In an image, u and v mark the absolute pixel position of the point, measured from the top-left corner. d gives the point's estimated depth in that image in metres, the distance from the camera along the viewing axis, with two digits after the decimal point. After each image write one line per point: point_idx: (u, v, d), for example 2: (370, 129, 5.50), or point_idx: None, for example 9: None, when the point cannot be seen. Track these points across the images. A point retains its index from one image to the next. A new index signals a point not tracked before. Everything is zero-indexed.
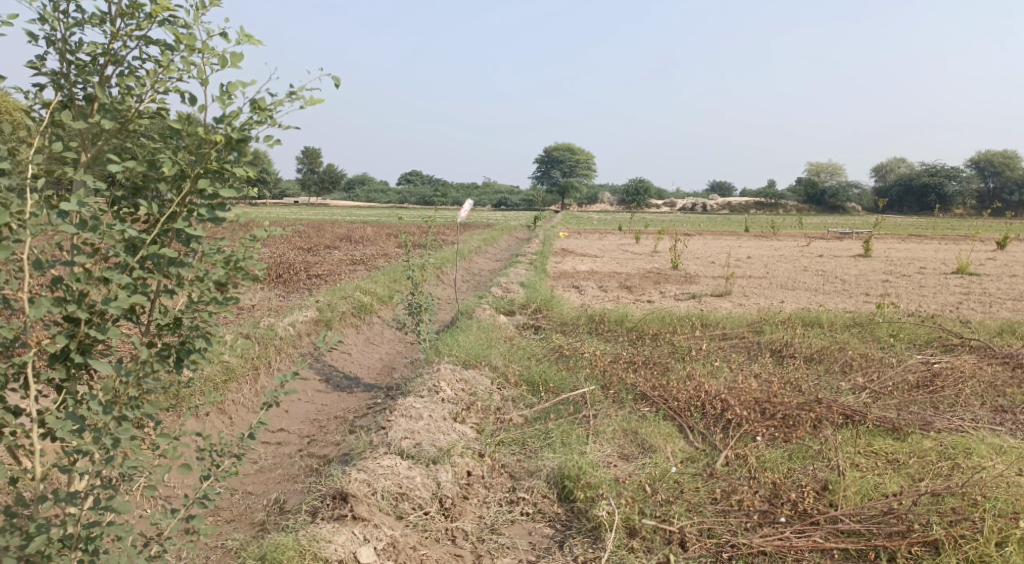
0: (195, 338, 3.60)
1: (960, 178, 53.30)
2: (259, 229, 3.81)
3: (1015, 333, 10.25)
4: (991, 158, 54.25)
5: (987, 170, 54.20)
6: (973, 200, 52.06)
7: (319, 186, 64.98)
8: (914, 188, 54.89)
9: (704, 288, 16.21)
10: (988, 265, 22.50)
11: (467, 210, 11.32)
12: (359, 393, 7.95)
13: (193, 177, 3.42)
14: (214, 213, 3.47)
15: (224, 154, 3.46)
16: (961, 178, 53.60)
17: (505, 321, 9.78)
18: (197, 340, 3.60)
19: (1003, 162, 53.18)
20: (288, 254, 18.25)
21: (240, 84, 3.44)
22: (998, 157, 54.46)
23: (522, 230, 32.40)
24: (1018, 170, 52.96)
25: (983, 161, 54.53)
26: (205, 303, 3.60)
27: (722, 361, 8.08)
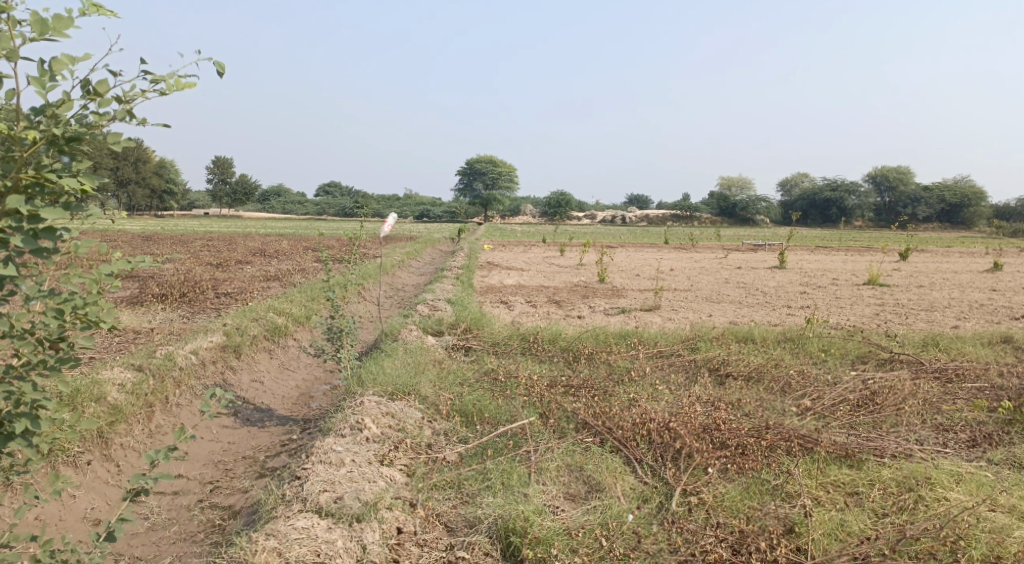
0: (18, 420, 3.57)
1: (858, 193, 55.48)
2: (102, 273, 3.76)
3: (940, 344, 10.30)
4: (888, 173, 56.73)
5: (884, 185, 56.53)
6: (870, 214, 54.30)
7: (232, 197, 62.76)
8: (818, 203, 56.89)
9: (632, 302, 15.99)
10: (899, 276, 23.14)
11: (390, 224, 10.65)
12: (272, 428, 7.30)
13: (9, 189, 3.57)
14: (33, 236, 3.59)
15: (49, 156, 3.65)
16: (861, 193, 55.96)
17: (432, 341, 9.24)
18: (20, 423, 3.57)
19: (898, 177, 55.57)
20: (197, 271, 17.21)
21: (70, 65, 3.28)
22: (894, 171, 56.98)
23: (445, 242, 31.80)
24: (912, 185, 55.47)
25: (880, 176, 56.90)
26: (33, 368, 3.64)
27: (661, 384, 7.74)
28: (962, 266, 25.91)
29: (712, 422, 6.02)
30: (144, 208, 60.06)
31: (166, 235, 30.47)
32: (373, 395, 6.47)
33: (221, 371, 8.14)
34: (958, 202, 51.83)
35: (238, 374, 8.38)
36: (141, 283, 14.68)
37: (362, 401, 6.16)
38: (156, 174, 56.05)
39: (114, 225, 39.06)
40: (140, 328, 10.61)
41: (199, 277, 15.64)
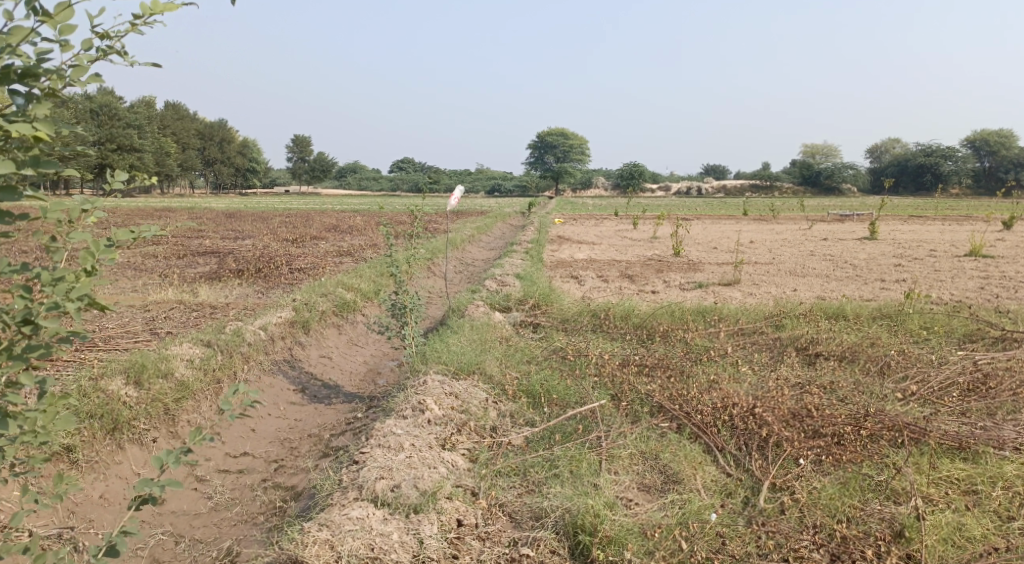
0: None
1: (953, 158, 52.51)
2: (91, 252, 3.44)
3: None
4: (988, 136, 53.42)
5: (982, 149, 53.30)
6: (966, 180, 51.34)
7: (310, 174, 63.82)
8: (910, 169, 54.10)
9: (711, 276, 15.34)
10: (1000, 247, 21.69)
11: (457, 197, 10.30)
12: (338, 404, 7.07)
13: None
14: None
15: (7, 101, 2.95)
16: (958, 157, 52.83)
17: (501, 317, 8.90)
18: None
19: (997, 141, 52.23)
20: (272, 246, 17.33)
21: None
22: (994, 135, 53.62)
23: (517, 217, 31.47)
24: (1014, 148, 52.11)
25: (977, 140, 53.64)
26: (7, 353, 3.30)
27: (745, 365, 7.21)
28: None
29: (802, 408, 5.52)
30: (227, 186, 61.68)
31: (246, 212, 31.04)
32: (437, 375, 6.18)
33: (289, 347, 7.96)
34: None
35: (305, 350, 8.21)
36: (216, 259, 14.81)
37: (425, 379, 5.86)
38: (238, 152, 57.38)
39: (197, 203, 40.21)
40: (214, 304, 10.59)
41: (274, 253, 15.71)
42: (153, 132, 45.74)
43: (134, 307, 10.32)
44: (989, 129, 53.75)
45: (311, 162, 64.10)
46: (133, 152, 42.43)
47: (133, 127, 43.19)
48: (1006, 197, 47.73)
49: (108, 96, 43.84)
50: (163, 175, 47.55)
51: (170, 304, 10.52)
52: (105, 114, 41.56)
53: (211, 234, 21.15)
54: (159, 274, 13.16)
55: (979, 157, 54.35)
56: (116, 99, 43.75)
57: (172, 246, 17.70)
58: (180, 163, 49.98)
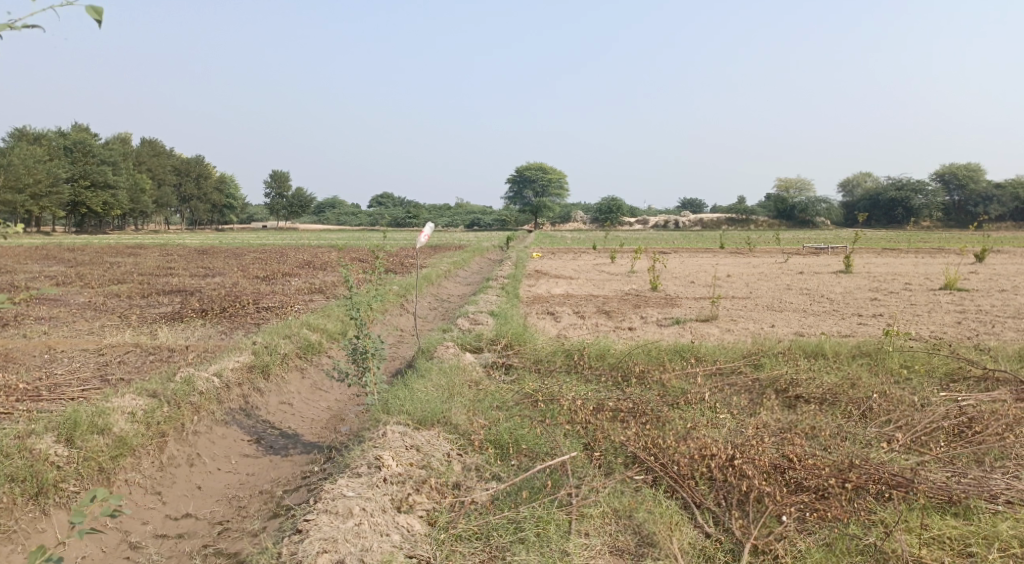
0: None
1: (924, 191, 53.13)
2: None
3: None
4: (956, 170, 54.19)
5: (952, 183, 53.97)
6: (938, 213, 51.94)
7: (288, 209, 63.39)
8: (882, 202, 54.70)
9: (688, 312, 15.11)
10: (975, 280, 21.70)
11: (426, 234, 9.97)
12: (296, 455, 6.67)
13: None
14: None
15: None
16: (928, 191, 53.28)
17: (471, 359, 8.57)
18: None
19: (967, 174, 52.89)
20: (242, 284, 16.91)
21: None
22: (962, 168, 54.38)
23: (495, 251, 31.17)
24: (982, 182, 52.87)
25: (947, 174, 54.33)
26: None
27: (724, 409, 6.93)
28: None
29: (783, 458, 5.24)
30: (203, 222, 61.04)
31: (220, 248, 30.53)
32: (398, 425, 5.82)
33: (246, 394, 7.57)
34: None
35: (264, 397, 7.82)
36: (182, 299, 14.37)
37: (385, 430, 5.51)
38: (214, 187, 56.86)
39: (172, 239, 39.62)
40: (174, 347, 10.17)
41: (242, 291, 15.28)
42: (127, 168, 45.16)
43: (88, 350, 9.88)
44: (959, 163, 54.49)
45: (288, 197, 63.67)
46: (107, 189, 41.85)
47: (107, 163, 42.62)
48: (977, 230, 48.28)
49: (82, 132, 43.27)
50: (137, 211, 46.97)
51: (127, 347, 10.08)
52: (78, 151, 41.00)
53: (181, 271, 20.66)
54: (119, 315, 12.70)
55: (949, 190, 55.16)
56: (89, 135, 43.20)
57: (139, 285, 17.22)
58: (155, 199, 49.44)
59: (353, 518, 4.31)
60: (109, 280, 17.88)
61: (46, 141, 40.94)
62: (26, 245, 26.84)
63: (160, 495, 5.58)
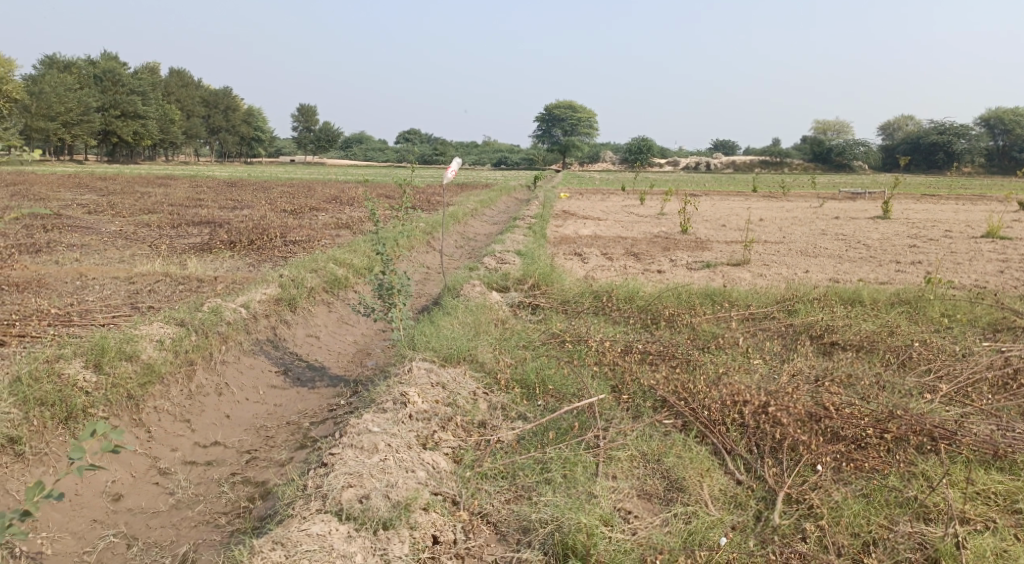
0: None
1: (967, 136, 51.47)
2: None
3: None
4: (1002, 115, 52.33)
5: (997, 128, 52.19)
6: (980, 158, 50.39)
7: (316, 143, 63.11)
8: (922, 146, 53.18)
9: (719, 256, 14.84)
10: (1017, 228, 21.09)
11: (454, 169, 9.76)
12: (323, 388, 6.66)
13: None
14: None
15: None
16: (971, 135, 51.67)
17: (498, 298, 8.45)
18: None
19: (1013, 119, 51.06)
20: (270, 217, 16.86)
21: None
22: (1009, 112, 52.49)
23: (522, 191, 30.85)
24: None
25: (992, 118, 52.49)
26: None
27: (755, 354, 6.78)
28: None
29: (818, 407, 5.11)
30: (232, 154, 61.03)
31: (248, 182, 30.50)
32: (425, 362, 5.76)
33: (273, 327, 7.54)
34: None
35: (291, 330, 7.79)
36: (210, 230, 14.35)
37: (412, 367, 5.44)
38: (243, 120, 56.64)
39: (200, 171, 39.62)
40: (202, 277, 10.16)
41: (269, 224, 15.23)
42: (157, 98, 45.03)
43: (118, 279, 9.90)
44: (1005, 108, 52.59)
45: (316, 131, 63.34)
46: (137, 119, 41.84)
47: (137, 93, 42.48)
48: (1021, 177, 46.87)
49: (111, 61, 43.05)
50: (167, 142, 47.03)
51: (156, 277, 10.09)
52: (107, 79, 40.86)
53: (209, 203, 20.66)
54: (148, 245, 12.72)
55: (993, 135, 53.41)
56: (118, 64, 42.99)
57: (167, 215, 17.24)
58: (185, 131, 49.42)
59: (379, 454, 4.25)
60: (138, 210, 17.92)
61: (76, 69, 40.82)
62: (58, 174, 27.01)
63: (188, 422, 5.60)
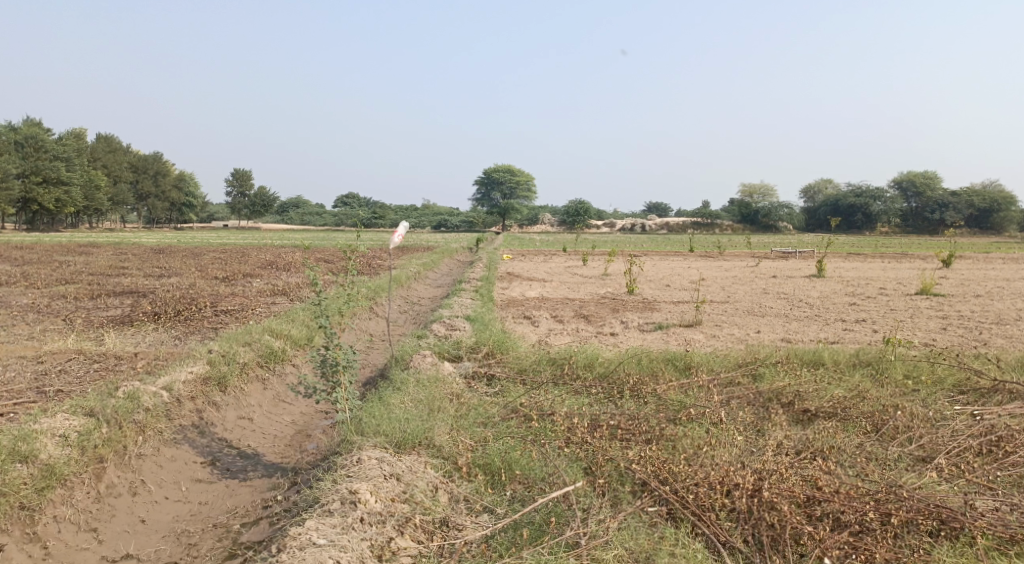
0: None
1: (882, 198, 53.71)
2: None
3: None
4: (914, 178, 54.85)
5: (910, 190, 54.58)
6: (896, 220, 52.54)
7: (250, 208, 61.93)
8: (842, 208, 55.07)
9: (669, 317, 14.57)
10: (948, 284, 21.53)
11: (400, 233, 9.24)
12: (257, 479, 5.94)
13: None
14: None
15: None
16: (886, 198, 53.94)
17: (450, 369, 7.86)
18: None
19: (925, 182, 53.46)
20: (200, 285, 15.98)
21: None
22: (920, 177, 55.09)
23: (464, 253, 30.44)
24: (939, 190, 53.55)
25: (905, 181, 54.90)
26: None
27: (729, 423, 6.37)
28: (1011, 273, 24.22)
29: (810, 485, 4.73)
30: (162, 220, 59.33)
31: (178, 248, 29.31)
32: (375, 449, 5.13)
33: (200, 409, 6.80)
34: (988, 206, 50.02)
35: (221, 412, 7.05)
36: (134, 301, 13.42)
37: (362, 455, 4.83)
38: (173, 185, 55.27)
39: (127, 237, 38.13)
40: (121, 354, 9.31)
41: (199, 293, 14.38)
42: (81, 164, 43.54)
43: (26, 358, 8.98)
44: (917, 171, 55.16)
45: (250, 196, 62.18)
46: (60, 185, 40.26)
47: (61, 160, 41.05)
48: (936, 236, 48.85)
49: (34, 127, 41.59)
50: (92, 209, 45.41)
51: (69, 354, 9.20)
52: (29, 145, 39.35)
53: (134, 272, 19.60)
54: (63, 318, 11.75)
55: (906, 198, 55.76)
56: (42, 130, 41.57)
57: (88, 285, 16.19)
58: (111, 197, 47.86)
59: None
60: (55, 280, 16.81)
61: None
62: None
63: (95, 532, 4.98)
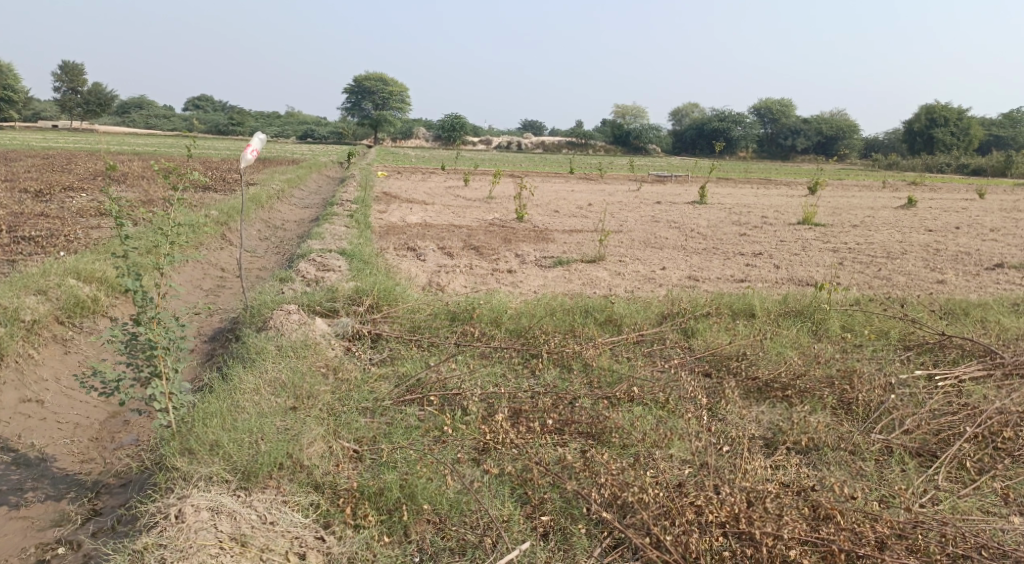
0: None
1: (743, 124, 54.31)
2: None
3: (971, 315, 7.98)
4: (771, 106, 55.84)
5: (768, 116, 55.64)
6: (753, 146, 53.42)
7: (85, 106, 55.23)
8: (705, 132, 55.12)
9: (567, 250, 13.16)
10: (827, 213, 21.28)
11: (255, 148, 7.23)
12: (35, 506, 4.43)
13: None
14: None
15: None
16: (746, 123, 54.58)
17: (322, 329, 6.12)
18: None
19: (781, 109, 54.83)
20: (9, 201, 13.22)
21: None
22: (776, 105, 56.13)
23: (334, 169, 27.84)
24: (794, 117, 54.67)
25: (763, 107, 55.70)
26: None
27: (680, 401, 5.05)
28: (877, 202, 24.34)
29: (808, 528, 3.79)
30: None
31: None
32: (208, 493, 3.57)
33: None
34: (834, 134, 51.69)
35: None
36: None
37: (185, 505, 3.48)
38: None
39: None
40: None
41: (0, 212, 11.67)
42: None
43: None
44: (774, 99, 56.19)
45: (85, 94, 55.52)
46: None
47: None
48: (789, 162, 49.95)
49: None
50: None
51: None
52: None
53: None
54: None
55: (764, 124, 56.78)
56: None
57: None
58: None
59: None
60: None
61: None
62: None
63: None
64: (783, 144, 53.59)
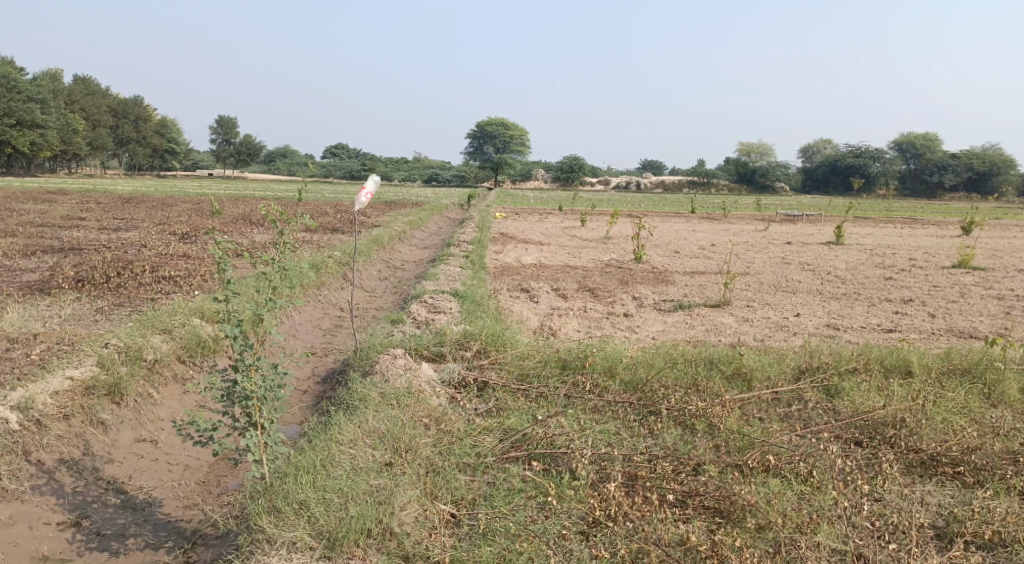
0: None
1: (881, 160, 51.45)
2: None
3: None
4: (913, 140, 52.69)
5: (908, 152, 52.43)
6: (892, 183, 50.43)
7: (237, 157, 59.49)
8: (838, 169, 52.63)
9: (690, 294, 12.51)
10: (981, 255, 19.47)
11: (368, 191, 7.14)
12: (134, 554, 4.34)
13: None
14: None
15: None
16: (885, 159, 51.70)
17: (427, 376, 5.83)
18: None
19: (923, 144, 51.45)
20: (152, 242, 13.90)
21: None
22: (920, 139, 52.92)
23: (455, 210, 28.17)
24: (939, 152, 51.32)
25: (904, 142, 52.69)
26: None
27: (825, 476, 4.44)
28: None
29: None
30: (142, 166, 56.45)
31: (148, 196, 27.04)
32: (288, 563, 3.54)
33: (76, 435, 5.04)
34: (985, 169, 48.02)
35: (110, 437, 5.21)
36: (62, 261, 11.30)
37: None
38: (155, 132, 52.28)
39: (103, 184, 35.63)
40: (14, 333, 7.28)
41: (143, 253, 12.25)
42: (57, 106, 40.80)
43: None
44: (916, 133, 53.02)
45: (236, 145, 59.37)
46: (35, 129, 37.32)
47: (35, 101, 37.96)
48: (934, 200, 46.73)
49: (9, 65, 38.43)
50: (69, 154, 42.56)
51: None
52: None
53: (90, 223, 17.45)
54: None
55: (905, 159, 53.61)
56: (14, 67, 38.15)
57: (24, 238, 14.09)
58: (89, 142, 45.04)
59: None
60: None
61: None
62: None
63: None
64: (926, 180, 50.30)
